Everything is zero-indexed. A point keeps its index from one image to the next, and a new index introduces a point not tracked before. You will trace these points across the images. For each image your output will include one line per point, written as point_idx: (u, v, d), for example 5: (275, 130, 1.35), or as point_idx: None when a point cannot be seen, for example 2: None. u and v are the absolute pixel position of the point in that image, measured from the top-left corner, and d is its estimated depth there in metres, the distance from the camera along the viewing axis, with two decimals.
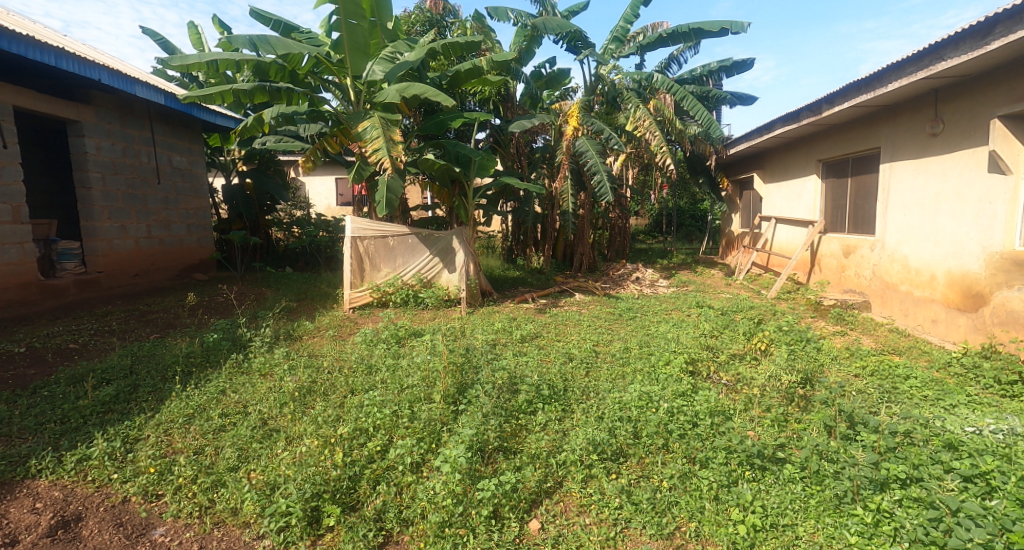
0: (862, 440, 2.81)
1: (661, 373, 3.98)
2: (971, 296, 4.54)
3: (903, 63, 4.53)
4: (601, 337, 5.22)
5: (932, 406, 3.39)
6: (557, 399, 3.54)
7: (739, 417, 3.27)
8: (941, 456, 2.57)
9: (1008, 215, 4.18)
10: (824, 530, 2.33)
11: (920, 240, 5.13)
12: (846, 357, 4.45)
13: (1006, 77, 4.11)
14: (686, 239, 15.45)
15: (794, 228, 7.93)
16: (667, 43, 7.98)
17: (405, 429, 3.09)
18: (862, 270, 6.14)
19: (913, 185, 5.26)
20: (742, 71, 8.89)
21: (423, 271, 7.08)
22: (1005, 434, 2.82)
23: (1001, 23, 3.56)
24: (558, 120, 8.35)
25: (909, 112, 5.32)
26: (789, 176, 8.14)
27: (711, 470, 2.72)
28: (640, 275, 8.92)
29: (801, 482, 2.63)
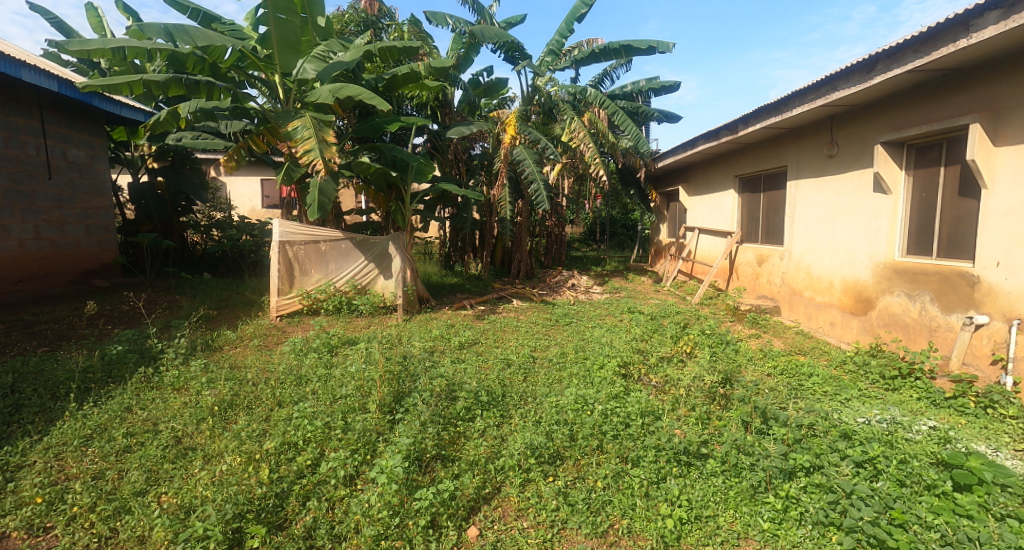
0: (773, 433, 3.07)
1: (596, 376, 4.13)
2: (861, 301, 5.09)
3: (805, 90, 5.05)
4: (538, 342, 5.31)
5: (831, 400, 3.77)
6: (496, 405, 3.55)
7: (667, 417, 3.45)
8: (838, 445, 2.86)
9: (889, 228, 4.74)
10: (741, 519, 2.50)
11: (821, 251, 5.69)
12: (760, 358, 4.82)
13: (887, 108, 4.70)
14: (618, 247, 16.14)
15: (715, 238, 8.53)
16: (599, 58, 8.34)
17: (338, 441, 2.96)
18: (773, 277, 6.71)
19: (815, 200, 5.83)
20: (668, 90, 9.45)
21: (357, 277, 6.84)
22: (888, 423, 3.19)
23: (881, 61, 4.08)
24: (496, 128, 8.43)
25: (811, 135, 5.92)
26: (710, 190, 8.75)
27: (643, 468, 2.84)
28: (576, 281, 9.17)
29: (721, 475, 2.80)
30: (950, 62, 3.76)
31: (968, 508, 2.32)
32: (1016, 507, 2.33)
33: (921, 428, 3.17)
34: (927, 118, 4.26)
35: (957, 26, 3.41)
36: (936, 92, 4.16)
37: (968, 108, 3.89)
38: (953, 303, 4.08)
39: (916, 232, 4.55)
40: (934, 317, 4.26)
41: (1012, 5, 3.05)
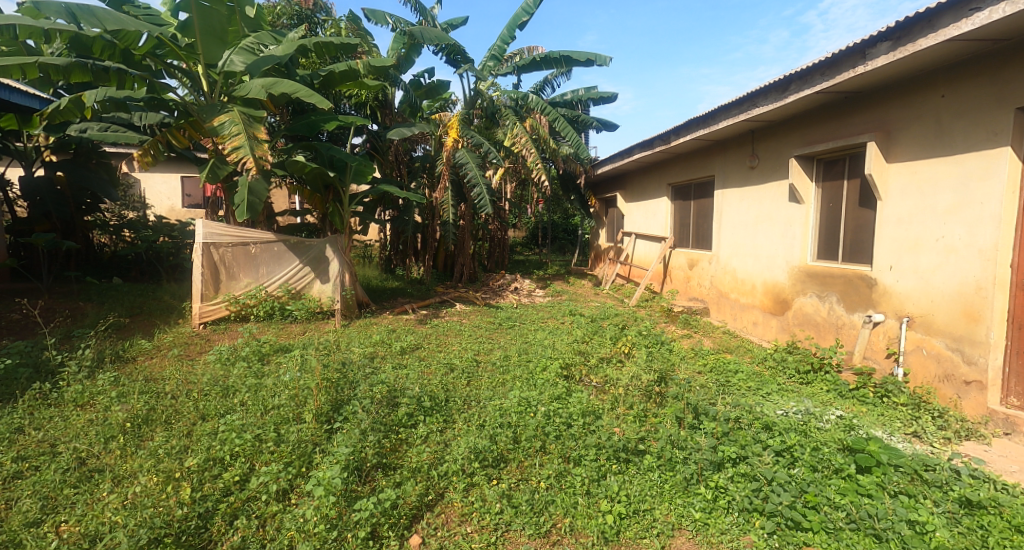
0: (703, 428, 3.25)
1: (539, 378, 4.19)
2: (780, 302, 5.52)
3: (729, 105, 5.42)
4: (482, 346, 5.30)
5: (754, 394, 4.06)
6: (439, 410, 3.50)
7: (607, 415, 3.56)
8: (761, 436, 3.07)
9: (802, 235, 5.18)
10: (675, 511, 2.62)
11: (744, 256, 6.12)
12: (692, 357, 5.09)
13: (800, 125, 5.15)
14: (559, 251, 16.51)
15: (650, 243, 8.93)
16: (540, 66, 8.50)
17: (270, 454, 2.80)
18: (703, 280, 7.12)
19: (739, 208, 6.27)
20: (606, 100, 9.80)
21: (291, 281, 6.51)
22: (803, 414, 3.48)
23: (794, 81, 4.46)
24: (438, 131, 8.36)
25: (735, 148, 6.36)
26: (646, 197, 9.16)
27: (584, 466, 2.91)
28: (518, 285, 9.26)
29: (657, 470, 2.93)
30: (851, 86, 4.18)
31: (868, 487, 2.57)
32: (906, 484, 2.62)
33: (830, 417, 3.49)
34: (834, 135, 4.70)
35: (856, 53, 3.80)
36: (841, 112, 4.61)
37: (867, 128, 4.34)
38: (856, 303, 4.51)
39: (825, 239, 5.00)
40: (840, 316, 4.69)
41: (899, 38, 3.44)
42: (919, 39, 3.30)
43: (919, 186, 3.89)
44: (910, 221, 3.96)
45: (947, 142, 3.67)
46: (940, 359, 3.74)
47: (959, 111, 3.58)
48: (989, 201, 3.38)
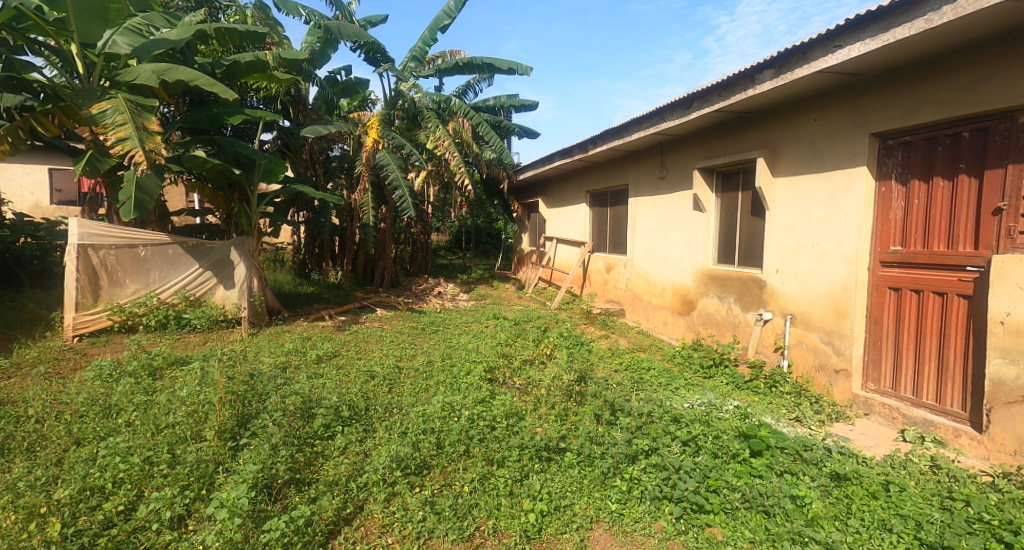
0: (620, 423, 3.41)
1: (463, 382, 4.17)
2: (686, 302, 5.96)
3: (641, 119, 5.77)
4: (404, 352, 5.17)
5: (665, 389, 4.34)
6: (358, 419, 3.36)
7: (530, 416, 3.62)
8: (670, 428, 3.29)
9: (705, 241, 5.64)
10: (593, 504, 2.72)
11: (656, 260, 6.54)
12: (609, 356, 5.33)
13: (702, 140, 5.60)
14: (482, 255, 16.59)
15: (571, 247, 9.26)
16: (462, 71, 8.51)
17: (163, 478, 2.52)
18: (619, 283, 7.51)
19: (650, 215, 6.70)
20: (527, 108, 10.02)
21: (189, 287, 5.90)
22: (706, 406, 3.78)
23: (696, 99, 4.85)
24: (357, 130, 8.06)
25: (646, 159, 6.78)
26: (566, 204, 9.48)
27: (507, 468, 2.93)
28: (442, 289, 9.15)
29: (577, 466, 3.03)
30: (744, 107, 4.64)
31: (759, 469, 2.85)
32: (790, 464, 2.94)
33: (729, 408, 3.82)
34: (731, 151, 5.18)
35: (747, 77, 4.22)
36: (737, 130, 5.09)
37: (758, 145, 4.83)
38: (749, 303, 4.99)
39: (724, 244, 5.48)
40: (737, 315, 5.16)
41: (781, 66, 3.87)
42: (797, 69, 3.74)
43: (799, 199, 4.39)
44: (792, 229, 4.45)
45: (820, 160, 4.18)
46: (816, 351, 4.24)
47: (828, 134, 4.09)
48: (851, 212, 3.89)
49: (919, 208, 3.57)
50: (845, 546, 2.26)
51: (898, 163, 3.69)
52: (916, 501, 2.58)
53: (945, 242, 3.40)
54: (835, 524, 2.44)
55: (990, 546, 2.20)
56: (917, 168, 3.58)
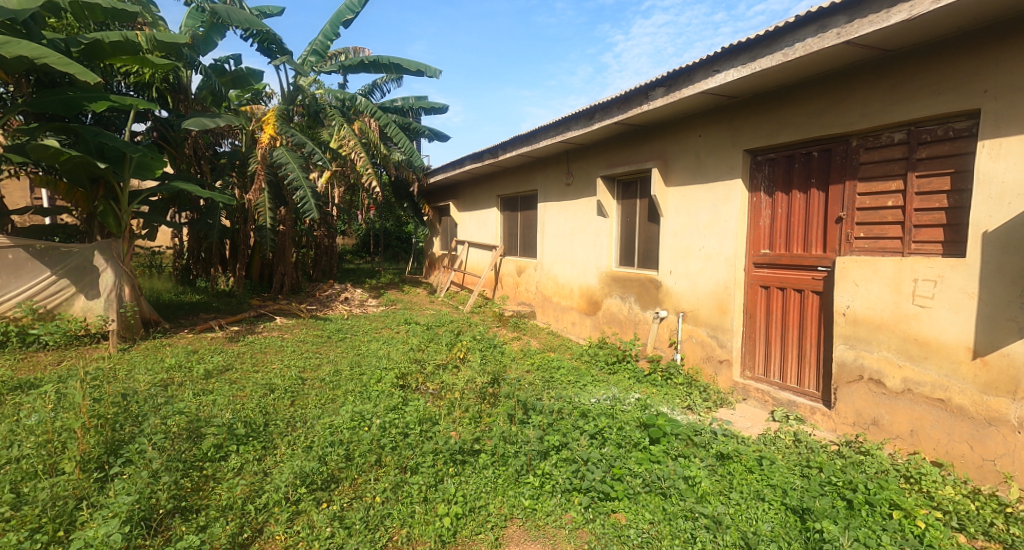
0: (532, 421, 3.52)
1: (373, 390, 4.03)
2: (592, 303, 6.30)
3: (547, 127, 6.01)
4: (308, 362, 4.86)
5: (574, 386, 4.55)
6: (256, 437, 3.10)
7: (444, 420, 3.60)
8: (578, 423, 3.45)
9: (608, 245, 6.01)
10: (507, 503, 2.75)
11: (564, 263, 6.84)
12: (521, 357, 5.44)
13: (604, 149, 5.97)
14: (392, 260, 16.14)
15: (482, 251, 9.34)
16: (368, 69, 8.24)
17: (4, 524, 2.12)
18: (530, 286, 7.73)
19: (558, 220, 6.99)
20: (437, 111, 9.95)
21: (37, 298, 5.09)
22: (612, 400, 4.02)
23: (598, 111, 5.16)
24: (250, 125, 7.46)
25: (553, 166, 7.07)
26: (477, 208, 9.55)
27: (421, 474, 2.87)
28: (349, 295, 8.73)
29: (491, 467, 3.05)
30: (640, 120, 5.02)
31: (657, 455, 3.09)
32: (683, 448, 3.22)
33: (631, 400, 4.10)
34: (630, 161, 5.59)
35: (642, 93, 4.58)
36: (634, 141, 5.50)
37: (652, 156, 5.26)
38: (648, 302, 5.40)
39: (624, 248, 5.88)
40: (637, 313, 5.55)
41: (670, 86, 4.26)
42: (683, 89, 4.14)
43: (687, 206, 4.85)
44: (682, 234, 4.90)
45: (704, 172, 4.65)
46: (703, 344, 4.70)
47: (710, 149, 4.57)
48: (730, 220, 4.38)
49: (782, 217, 4.10)
50: (729, 517, 2.53)
51: (765, 176, 4.23)
52: (782, 471, 2.97)
53: (802, 246, 3.95)
54: (721, 498, 2.72)
55: (837, 504, 2.58)
56: (780, 182, 4.12)
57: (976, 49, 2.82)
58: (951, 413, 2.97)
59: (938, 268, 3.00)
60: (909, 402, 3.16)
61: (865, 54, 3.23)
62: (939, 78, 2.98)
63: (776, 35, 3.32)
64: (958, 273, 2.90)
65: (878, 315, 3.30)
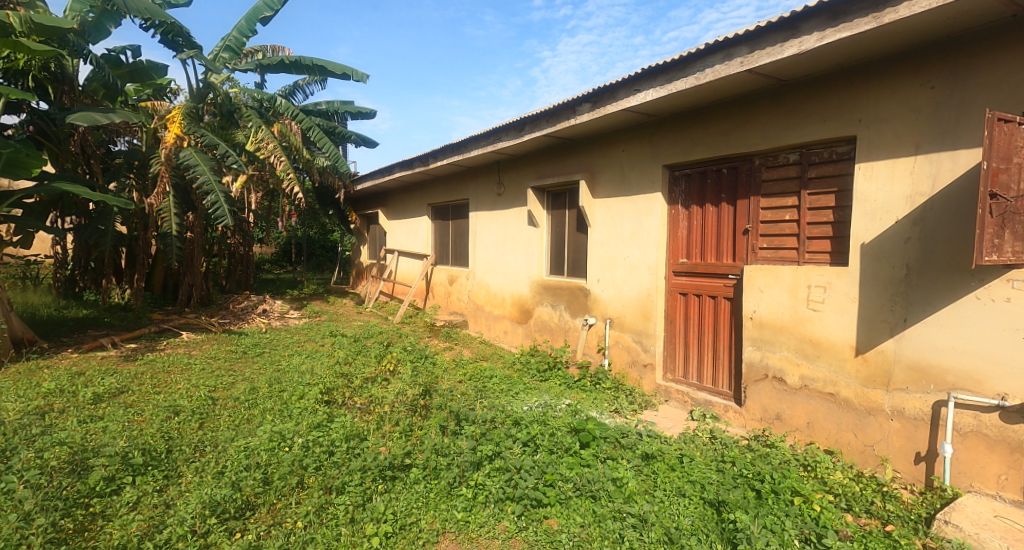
0: (465, 431, 3.47)
1: (294, 407, 3.78)
2: (523, 311, 6.37)
3: (478, 137, 6.04)
4: (221, 380, 4.47)
5: (506, 394, 4.56)
6: (156, 466, 2.79)
7: (372, 436, 3.45)
8: (511, 431, 3.45)
9: (539, 254, 6.13)
10: (439, 517, 2.67)
11: (495, 272, 6.88)
12: (453, 368, 5.37)
13: (534, 160, 6.11)
14: (315, 269, 15.36)
15: (413, 260, 9.16)
16: (289, 69, 7.84)
17: None
18: (462, 295, 7.68)
19: (489, 229, 7.03)
20: (364, 116, 9.68)
21: None
22: (543, 407, 4.08)
23: (528, 123, 5.27)
24: (151, 123, 6.80)
25: (484, 175, 7.11)
26: (407, 216, 9.36)
27: (348, 494, 2.72)
28: (267, 307, 8.17)
29: (422, 481, 2.96)
30: (567, 134, 5.19)
31: (587, 459, 3.17)
32: (611, 450, 3.33)
33: (562, 406, 4.19)
34: (558, 173, 5.76)
35: (570, 108, 4.75)
36: (563, 154, 5.68)
37: (580, 168, 5.46)
38: (577, 310, 5.55)
39: (554, 257, 6.02)
40: (567, 321, 5.69)
41: (596, 101, 4.46)
42: (608, 105, 4.34)
43: (612, 217, 5.07)
44: (608, 244, 5.11)
45: (627, 185, 4.89)
46: (629, 349, 4.91)
47: (633, 164, 4.83)
48: (652, 230, 4.64)
49: (697, 229, 4.41)
50: (654, 514, 2.64)
51: (682, 191, 4.53)
52: (700, 467, 3.16)
53: (715, 255, 4.27)
54: (646, 497, 2.83)
55: (747, 494, 2.79)
56: (695, 197, 4.43)
57: (852, 84, 3.23)
58: (839, 405, 3.31)
59: (827, 276, 3.36)
60: (806, 397, 3.50)
61: (764, 83, 3.59)
62: (824, 107, 3.37)
63: (688, 60, 3.59)
64: (843, 280, 3.27)
65: (779, 318, 3.63)
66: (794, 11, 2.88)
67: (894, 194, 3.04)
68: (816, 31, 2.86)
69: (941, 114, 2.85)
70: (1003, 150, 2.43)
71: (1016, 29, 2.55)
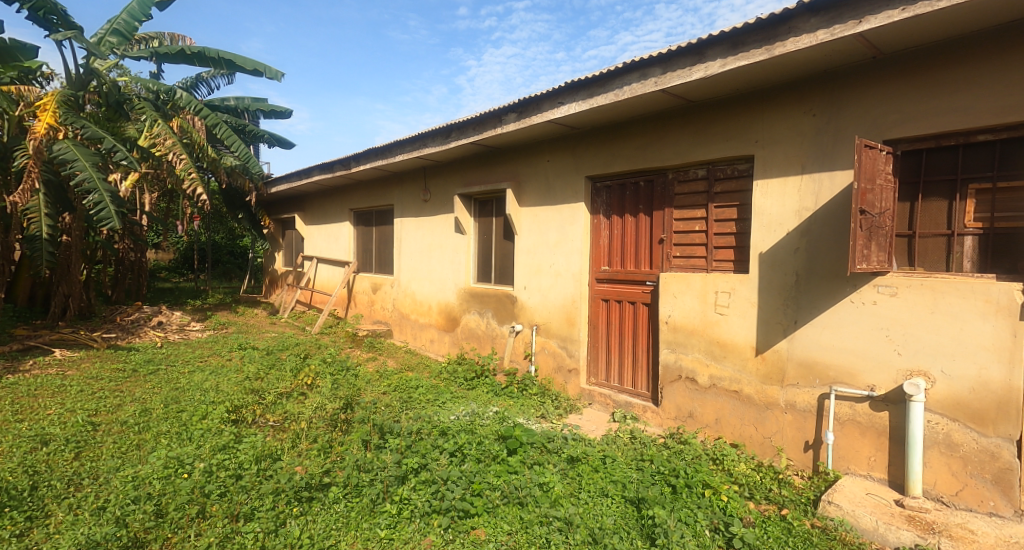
0: (389, 445, 3.34)
1: (195, 429, 3.44)
2: (450, 319, 6.30)
3: (404, 142, 5.90)
4: (105, 402, 3.95)
5: (432, 404, 4.46)
6: (17, 507, 2.40)
7: (286, 455, 3.22)
8: (438, 442, 3.38)
9: (466, 261, 6.10)
10: (361, 536, 2.52)
11: (422, 279, 6.75)
12: (376, 379, 5.15)
13: (462, 167, 6.09)
14: (222, 277, 14.19)
15: (333, 267, 8.74)
16: (191, 60, 7.21)
17: None
18: (386, 303, 7.44)
19: (415, 236, 6.89)
20: (278, 115, 9.13)
21: None
22: (470, 416, 4.04)
23: (454, 129, 5.24)
24: (19, 110, 5.93)
25: (410, 181, 6.97)
26: (327, 221, 8.93)
27: (257, 520, 2.50)
28: (164, 319, 7.39)
29: (343, 500, 2.80)
30: (494, 143, 5.24)
31: (514, 466, 3.17)
32: (538, 456, 3.36)
33: (489, 414, 4.17)
34: (485, 181, 5.79)
35: (496, 117, 4.79)
36: (489, 162, 5.71)
37: (507, 177, 5.52)
38: (504, 317, 5.59)
39: (481, 265, 6.03)
40: (494, 328, 5.71)
41: (522, 112, 4.54)
42: (533, 116, 4.44)
43: (538, 226, 5.17)
44: (535, 251, 5.20)
45: (553, 195, 5.02)
46: (555, 355, 5.02)
47: (558, 174, 4.97)
48: (576, 239, 4.79)
49: (618, 238, 4.62)
50: (579, 516, 2.69)
51: (604, 201, 4.73)
52: (622, 467, 3.28)
53: (634, 263, 4.49)
54: (572, 499, 2.89)
55: (664, 491, 2.94)
56: (615, 207, 4.64)
57: (750, 108, 3.55)
58: (743, 402, 3.60)
59: (731, 282, 3.65)
60: (714, 395, 3.77)
61: (675, 103, 3.85)
62: (727, 128, 3.69)
63: (607, 77, 3.77)
64: (745, 286, 3.57)
65: (691, 322, 3.89)
66: (700, 38, 3.13)
67: (785, 209, 3.38)
68: (719, 58, 3.12)
69: (822, 138, 3.21)
70: (870, 172, 2.78)
71: (876, 69, 2.95)
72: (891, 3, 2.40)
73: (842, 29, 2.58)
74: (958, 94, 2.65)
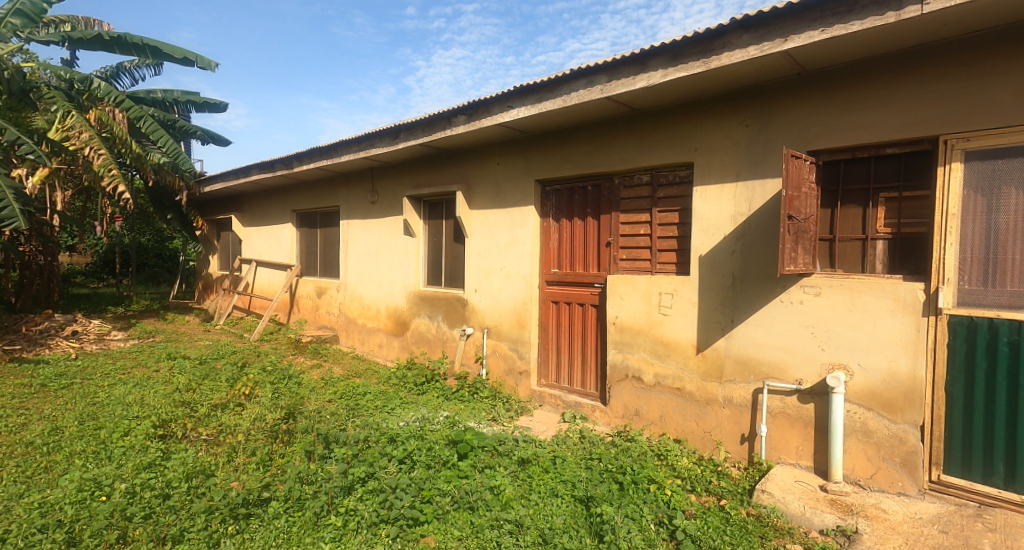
0: (334, 455, 3.22)
1: (116, 447, 3.16)
2: (399, 323, 6.17)
3: (350, 141, 5.73)
4: (7, 422, 3.56)
5: (380, 411, 4.34)
6: None
7: (221, 471, 3.04)
8: (386, 450, 3.29)
9: (415, 264, 6.01)
10: None
11: (369, 283, 6.57)
12: (321, 387, 4.96)
13: (410, 169, 5.98)
14: (149, 282, 13.19)
15: (274, 271, 8.34)
16: (111, 47, 6.67)
17: None
18: (332, 308, 7.19)
19: (363, 239, 6.70)
20: (212, 109, 8.62)
21: None
22: (419, 421, 3.97)
23: (403, 130, 5.15)
24: None
25: (356, 182, 6.78)
26: (267, 223, 8.51)
27: (187, 542, 2.33)
28: (80, 328, 6.77)
29: (284, 514, 2.66)
30: (443, 144, 5.19)
31: (465, 470, 3.14)
32: (488, 459, 3.35)
33: (439, 418, 4.12)
34: (434, 183, 5.72)
35: (445, 119, 4.75)
36: (439, 164, 5.66)
37: (456, 179, 5.49)
38: (455, 320, 5.54)
39: (431, 268, 5.95)
40: (444, 331, 5.65)
41: (471, 114, 4.52)
42: (483, 119, 4.44)
43: (488, 228, 5.17)
44: (485, 254, 5.20)
45: (503, 198, 5.03)
46: (506, 357, 5.04)
47: (508, 177, 4.99)
48: (525, 241, 4.83)
49: (567, 240, 4.70)
50: (530, 517, 2.71)
51: (553, 205, 4.79)
52: (571, 466, 3.33)
53: (583, 265, 4.58)
54: (522, 501, 2.89)
55: (611, 487, 3.01)
56: (564, 210, 4.72)
57: (689, 118, 3.72)
58: (685, 398, 3.74)
59: (673, 283, 3.81)
60: (659, 393, 3.90)
61: (619, 110, 3.98)
62: (668, 136, 3.84)
63: (555, 83, 3.83)
64: (686, 287, 3.73)
65: (637, 322, 4.02)
66: (643, 49, 3.25)
67: (722, 213, 3.56)
68: (660, 68, 3.25)
69: (753, 147, 3.41)
70: (796, 180, 2.98)
71: (800, 85, 3.17)
72: (812, 24, 2.60)
73: (770, 46, 2.76)
74: (869, 111, 2.90)
